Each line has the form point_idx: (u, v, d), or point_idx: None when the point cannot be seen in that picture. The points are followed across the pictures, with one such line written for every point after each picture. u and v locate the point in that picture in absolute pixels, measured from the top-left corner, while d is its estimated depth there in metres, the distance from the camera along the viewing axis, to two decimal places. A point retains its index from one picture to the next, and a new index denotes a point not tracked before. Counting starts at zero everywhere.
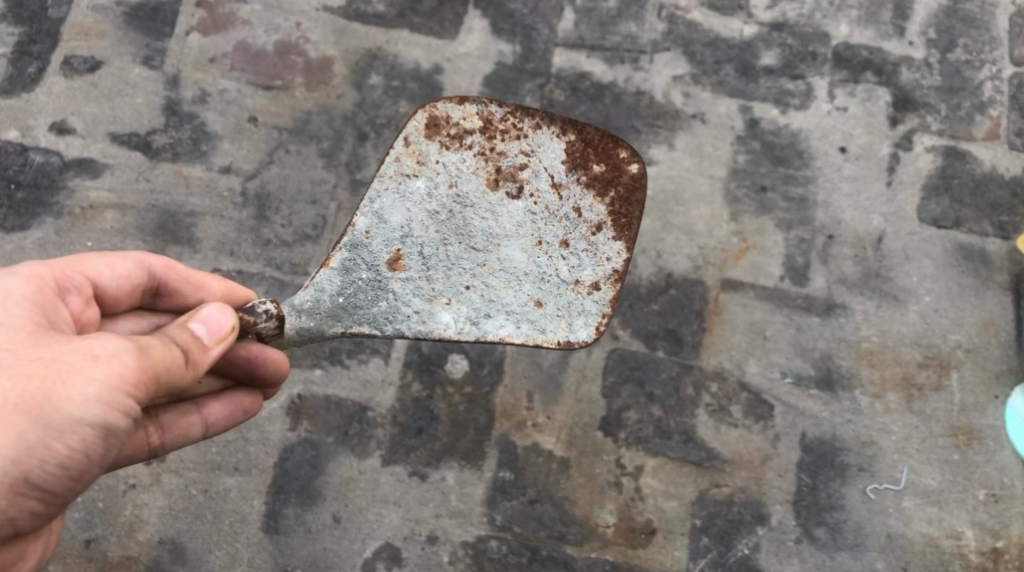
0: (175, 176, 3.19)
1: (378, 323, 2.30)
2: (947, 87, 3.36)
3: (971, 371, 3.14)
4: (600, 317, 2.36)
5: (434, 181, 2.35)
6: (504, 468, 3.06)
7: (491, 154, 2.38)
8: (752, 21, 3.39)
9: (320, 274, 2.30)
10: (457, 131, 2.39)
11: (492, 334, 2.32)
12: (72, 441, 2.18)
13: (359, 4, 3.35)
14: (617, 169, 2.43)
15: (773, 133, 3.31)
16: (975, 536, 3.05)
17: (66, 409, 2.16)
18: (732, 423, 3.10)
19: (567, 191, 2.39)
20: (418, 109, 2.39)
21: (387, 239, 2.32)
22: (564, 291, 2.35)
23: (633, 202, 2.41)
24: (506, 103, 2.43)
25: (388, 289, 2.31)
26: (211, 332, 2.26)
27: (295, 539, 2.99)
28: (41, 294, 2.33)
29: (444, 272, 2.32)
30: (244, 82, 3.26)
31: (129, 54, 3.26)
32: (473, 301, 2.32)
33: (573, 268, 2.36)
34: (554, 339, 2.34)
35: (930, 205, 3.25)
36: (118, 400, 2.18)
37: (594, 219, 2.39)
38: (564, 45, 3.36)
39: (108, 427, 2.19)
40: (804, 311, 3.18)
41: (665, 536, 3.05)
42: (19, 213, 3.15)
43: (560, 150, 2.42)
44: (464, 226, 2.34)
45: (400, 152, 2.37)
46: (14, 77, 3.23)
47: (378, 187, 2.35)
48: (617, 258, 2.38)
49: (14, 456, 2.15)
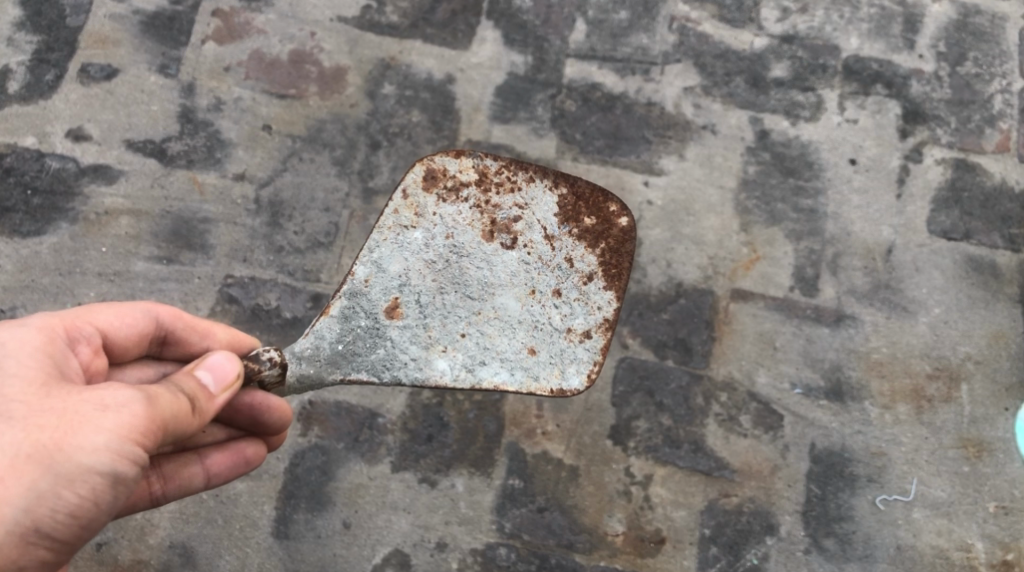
0: (189, 183, 3.21)
1: (376, 370, 2.31)
2: (957, 100, 3.37)
3: (981, 382, 3.14)
4: (592, 364, 2.37)
5: (431, 232, 2.37)
6: (513, 476, 3.06)
7: (486, 206, 2.40)
8: (763, 34, 3.41)
9: (320, 322, 2.32)
10: (454, 184, 2.41)
11: (487, 381, 2.33)
12: (82, 490, 2.19)
13: (373, 14, 3.38)
14: (607, 222, 2.45)
15: (783, 144, 3.32)
16: (985, 548, 3.05)
17: (77, 458, 2.18)
18: (742, 433, 3.11)
19: (559, 242, 2.41)
20: (416, 162, 2.41)
21: (385, 288, 2.34)
22: (557, 339, 2.36)
23: (622, 253, 2.44)
24: (500, 157, 2.46)
25: (386, 336, 2.32)
26: (216, 380, 2.29)
27: (305, 545, 3.00)
28: (52, 343, 2.35)
29: (440, 320, 2.33)
30: (258, 91, 3.29)
31: (145, 62, 3.29)
32: (468, 348, 2.33)
33: (566, 317, 2.38)
34: (547, 386, 2.35)
35: (941, 218, 3.26)
36: (128, 449, 2.20)
37: (586, 269, 2.41)
38: (575, 56, 3.38)
39: (117, 475, 2.20)
40: (813, 322, 3.19)
41: (674, 546, 3.05)
42: (36, 219, 3.17)
43: (552, 204, 2.44)
44: (460, 275, 2.35)
45: (399, 204, 2.39)
46: (32, 84, 3.26)
47: (377, 237, 2.36)
48: (607, 307, 2.40)
49: (26, 505, 2.16)
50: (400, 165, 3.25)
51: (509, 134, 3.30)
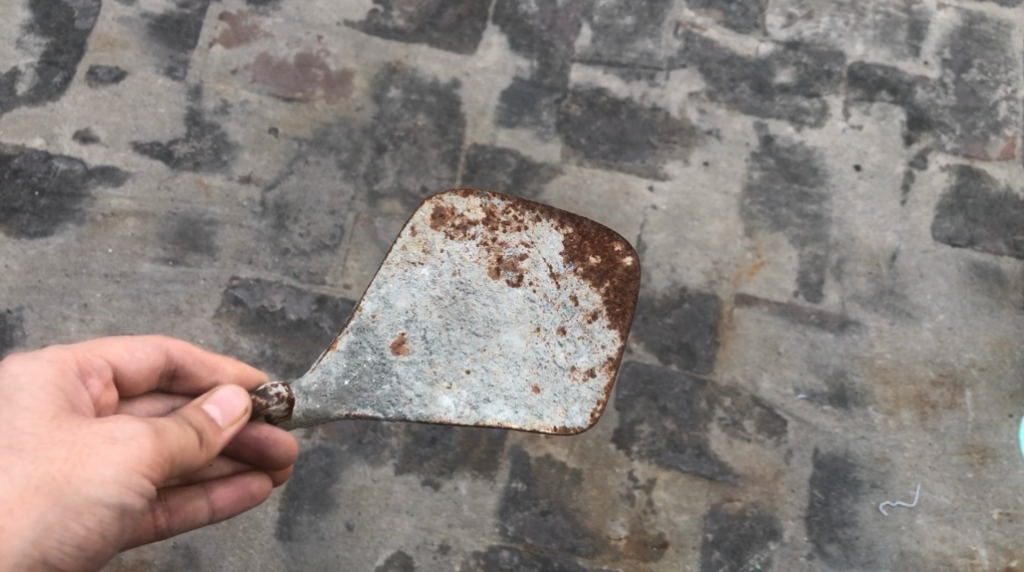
0: (195, 185, 3.22)
1: (381, 406, 2.31)
2: (962, 107, 3.38)
3: (985, 389, 3.14)
4: (595, 403, 2.38)
5: (438, 269, 2.37)
6: (516, 479, 3.06)
7: (493, 244, 2.40)
8: (768, 40, 3.42)
9: (327, 357, 2.32)
10: (461, 222, 2.41)
11: (491, 419, 2.33)
12: (89, 522, 2.20)
13: (380, 18, 3.39)
14: (612, 261, 2.46)
15: (788, 150, 3.33)
16: (988, 555, 3.05)
17: (85, 490, 2.18)
18: (745, 438, 3.11)
19: (565, 281, 2.42)
20: (425, 200, 2.41)
21: (392, 323, 2.33)
22: (561, 377, 2.37)
23: (626, 293, 2.44)
24: (507, 196, 2.46)
25: (392, 372, 2.32)
26: (223, 414, 2.29)
27: (308, 546, 3.00)
28: (64, 374, 2.35)
29: (446, 356, 2.33)
30: (265, 94, 3.30)
31: (153, 65, 3.30)
32: (472, 385, 2.33)
33: (570, 355, 2.38)
34: (550, 424, 2.35)
35: (945, 224, 3.27)
36: (134, 482, 2.20)
37: (590, 307, 2.41)
38: (581, 61, 3.39)
39: (123, 508, 2.21)
40: (817, 327, 3.19)
41: (677, 550, 3.05)
42: (43, 220, 3.18)
43: (558, 243, 2.45)
44: (467, 312, 2.35)
45: (407, 239, 2.39)
46: (40, 86, 3.27)
47: (384, 273, 2.36)
48: (611, 346, 2.41)
49: (33, 537, 2.17)
50: (405, 169, 3.27)
51: (515, 138, 3.32)
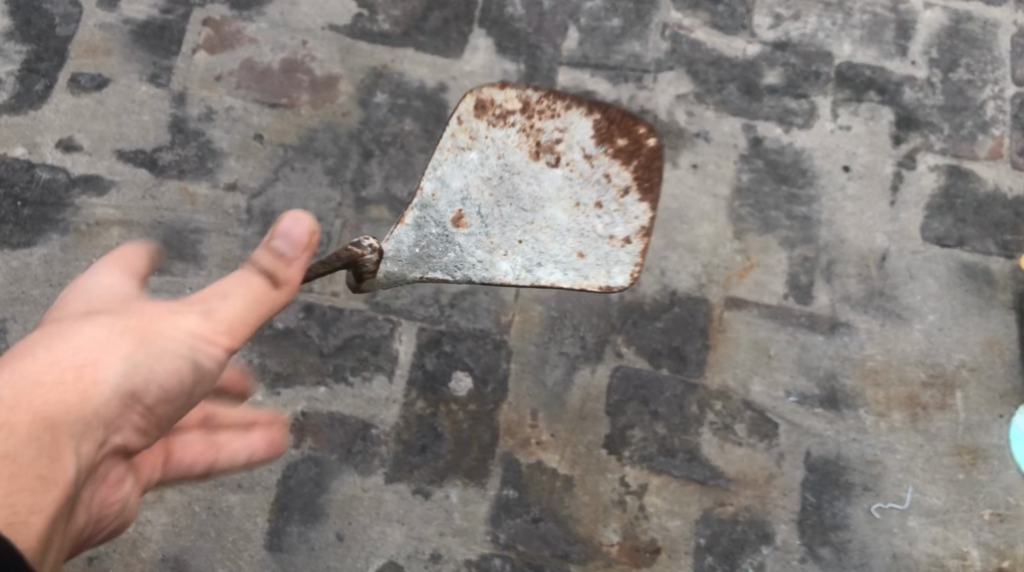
0: (181, 194, 3.20)
1: (448, 271, 2.45)
2: (950, 107, 3.37)
3: (976, 390, 3.14)
4: (634, 265, 2.58)
5: (485, 152, 2.55)
6: (508, 486, 3.04)
7: (531, 130, 2.60)
8: (755, 41, 3.41)
9: (397, 229, 2.44)
10: (501, 111, 2.61)
11: (544, 282, 2.51)
12: (173, 364, 2.07)
13: (365, 22, 3.37)
14: (637, 143, 2.65)
15: (777, 152, 3.32)
16: (980, 556, 3.04)
17: (170, 335, 2.06)
18: (737, 441, 3.10)
19: (598, 160, 2.61)
20: (466, 93, 2.60)
21: (450, 201, 2.49)
22: (602, 244, 2.56)
23: (653, 169, 2.63)
24: (539, 88, 2.67)
25: (454, 243, 2.47)
26: (293, 243, 2.15)
27: (299, 557, 2.97)
28: (127, 262, 2.23)
29: (500, 228, 2.50)
30: (250, 100, 3.28)
31: (136, 72, 3.27)
32: (526, 251, 2.51)
33: (609, 225, 2.58)
34: (597, 284, 2.55)
35: (934, 224, 3.26)
36: (219, 333, 2.10)
37: (623, 183, 2.61)
38: (568, 64, 3.37)
39: (203, 357, 2.09)
40: (808, 330, 3.18)
41: (670, 556, 3.03)
42: (26, 230, 3.15)
43: (588, 127, 2.65)
44: (514, 190, 2.54)
45: (454, 128, 2.56)
46: (21, 94, 3.24)
47: (437, 157, 2.53)
48: (643, 216, 2.60)
49: (123, 371, 2.02)
50: (393, 174, 3.25)
51: None
